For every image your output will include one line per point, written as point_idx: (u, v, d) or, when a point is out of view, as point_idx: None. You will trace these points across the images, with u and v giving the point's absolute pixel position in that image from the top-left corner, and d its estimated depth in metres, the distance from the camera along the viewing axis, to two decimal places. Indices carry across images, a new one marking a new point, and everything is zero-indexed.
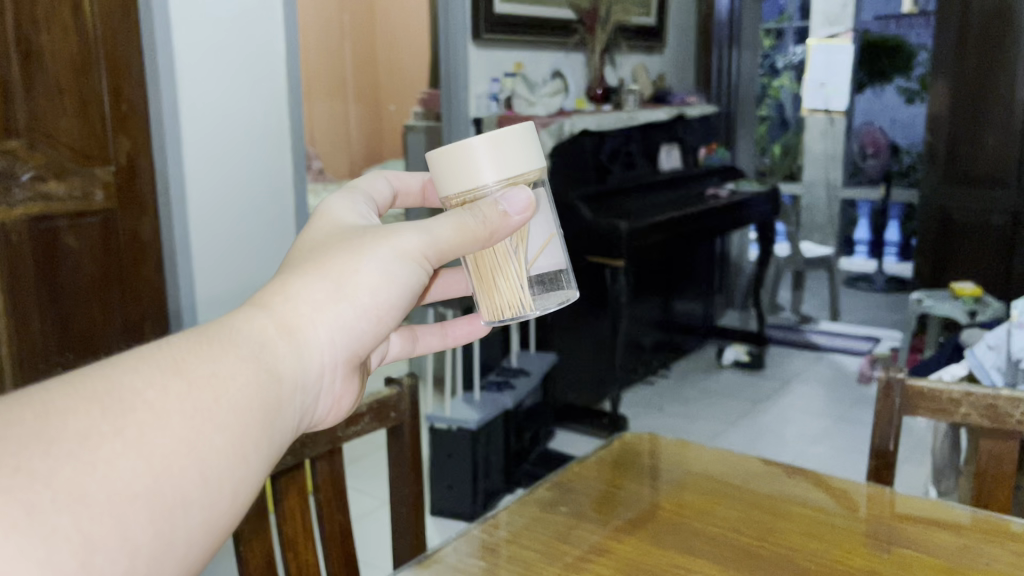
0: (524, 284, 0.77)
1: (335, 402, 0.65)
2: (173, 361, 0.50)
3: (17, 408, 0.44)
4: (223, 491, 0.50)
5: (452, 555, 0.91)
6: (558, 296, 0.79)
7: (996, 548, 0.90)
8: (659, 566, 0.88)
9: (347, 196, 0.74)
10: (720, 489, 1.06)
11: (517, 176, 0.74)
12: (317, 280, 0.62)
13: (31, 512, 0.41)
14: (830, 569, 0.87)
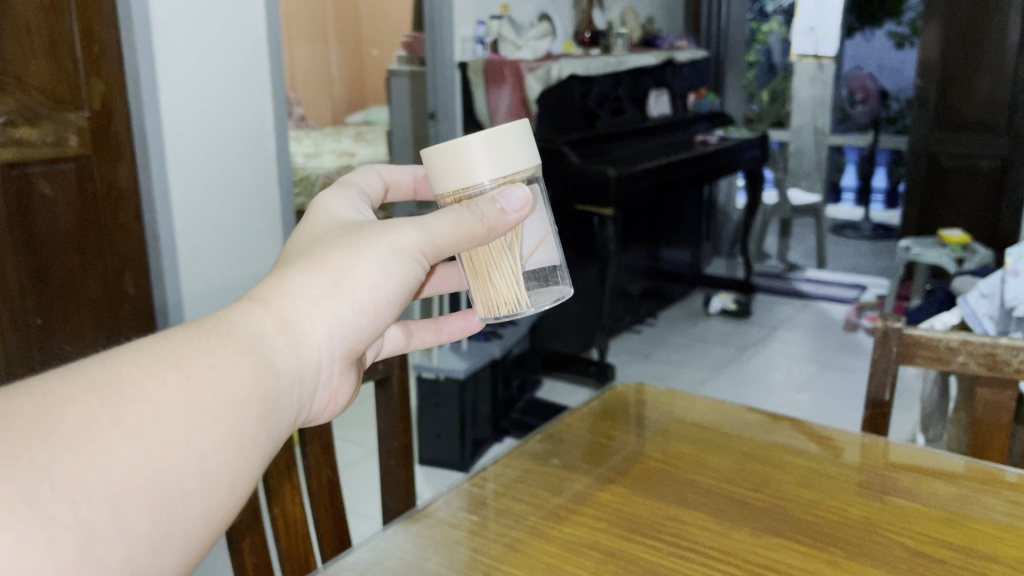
0: (518, 281, 0.68)
1: (331, 401, 0.56)
2: (169, 352, 0.43)
3: (13, 398, 0.37)
4: (228, 491, 0.43)
5: (443, 509, 0.89)
6: (553, 297, 0.71)
7: (993, 497, 0.89)
8: (654, 519, 0.86)
9: (341, 190, 0.65)
10: (713, 439, 1.04)
11: (515, 174, 0.64)
12: (313, 271, 0.53)
13: (30, 500, 0.35)
14: (824, 519, 0.85)
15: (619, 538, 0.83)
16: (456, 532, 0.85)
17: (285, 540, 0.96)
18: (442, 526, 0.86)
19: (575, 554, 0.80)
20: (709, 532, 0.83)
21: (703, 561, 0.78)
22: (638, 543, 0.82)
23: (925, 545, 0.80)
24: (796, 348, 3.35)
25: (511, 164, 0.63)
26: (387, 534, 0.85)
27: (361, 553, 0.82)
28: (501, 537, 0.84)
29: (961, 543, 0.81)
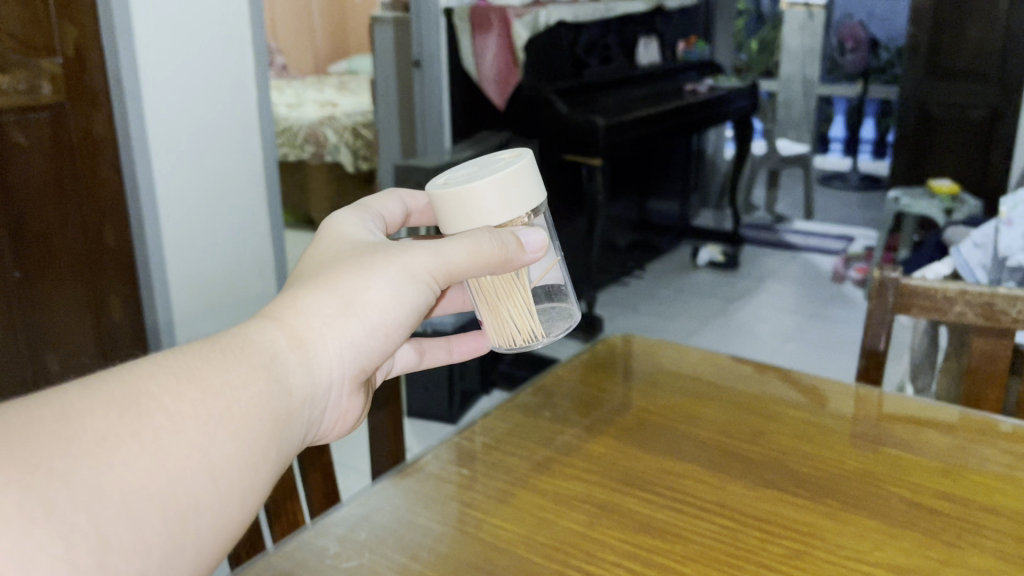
0: (532, 314, 0.70)
1: (342, 417, 0.57)
2: (185, 368, 0.44)
3: (36, 407, 0.39)
4: (236, 505, 0.45)
5: (433, 463, 0.88)
6: (566, 313, 0.73)
7: (990, 448, 0.88)
8: (649, 472, 0.85)
9: (355, 213, 0.66)
10: (706, 391, 1.03)
11: (525, 213, 0.66)
12: (325, 290, 0.54)
13: (49, 509, 0.37)
14: (820, 471, 0.84)
15: (612, 491, 0.81)
16: (447, 486, 0.84)
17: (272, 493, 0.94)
18: (433, 480, 0.85)
19: (569, 507, 0.79)
20: (703, 485, 0.82)
21: (698, 514, 0.77)
22: (633, 496, 0.80)
23: (922, 497, 0.79)
24: (783, 300, 3.34)
25: (523, 204, 0.65)
26: (376, 489, 0.83)
27: (350, 509, 0.80)
28: (493, 491, 0.82)
29: (958, 493, 0.80)
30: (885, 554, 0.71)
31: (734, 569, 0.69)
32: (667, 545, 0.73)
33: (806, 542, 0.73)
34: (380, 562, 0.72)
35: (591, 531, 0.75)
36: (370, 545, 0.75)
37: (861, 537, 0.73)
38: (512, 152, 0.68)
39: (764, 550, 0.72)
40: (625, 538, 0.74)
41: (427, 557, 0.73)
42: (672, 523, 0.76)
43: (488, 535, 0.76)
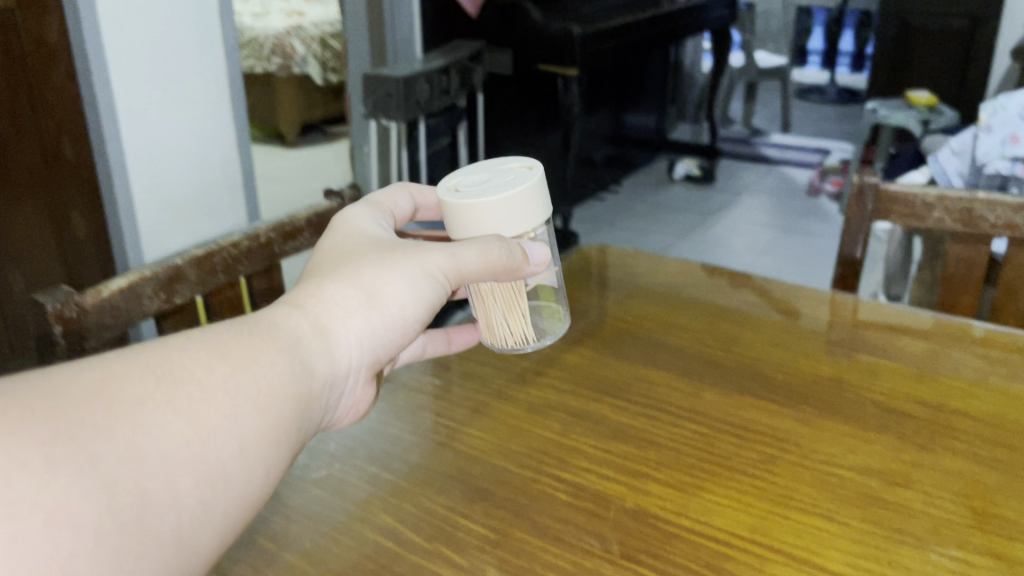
0: (528, 319, 0.67)
1: (353, 406, 0.57)
2: (216, 343, 0.45)
3: (76, 371, 0.39)
4: (262, 471, 0.44)
5: (405, 373, 0.86)
6: (555, 317, 0.72)
7: (964, 353, 0.88)
8: (623, 382, 0.84)
9: (370, 211, 0.64)
10: (682, 300, 1.02)
11: (533, 226, 0.62)
12: (347, 282, 0.54)
13: (92, 461, 0.36)
14: (794, 378, 0.84)
15: (587, 400, 0.81)
16: (420, 397, 0.82)
17: None
18: (404, 391, 0.83)
19: (542, 417, 0.78)
20: (678, 393, 0.81)
21: (673, 421, 0.77)
22: (607, 405, 0.80)
23: (895, 401, 0.79)
24: (758, 214, 3.33)
25: (534, 220, 0.61)
26: None
27: None
28: (465, 401, 0.81)
29: (930, 398, 0.80)
30: (857, 458, 0.71)
31: (709, 475, 0.69)
32: (639, 451, 0.72)
33: (781, 447, 0.73)
34: (351, 474, 0.71)
35: (564, 439, 0.74)
36: (340, 457, 0.73)
37: (835, 442, 0.73)
38: (523, 160, 0.63)
39: (738, 455, 0.72)
40: (598, 446, 0.73)
41: (399, 467, 0.72)
42: (647, 431, 0.75)
43: (462, 444, 0.74)
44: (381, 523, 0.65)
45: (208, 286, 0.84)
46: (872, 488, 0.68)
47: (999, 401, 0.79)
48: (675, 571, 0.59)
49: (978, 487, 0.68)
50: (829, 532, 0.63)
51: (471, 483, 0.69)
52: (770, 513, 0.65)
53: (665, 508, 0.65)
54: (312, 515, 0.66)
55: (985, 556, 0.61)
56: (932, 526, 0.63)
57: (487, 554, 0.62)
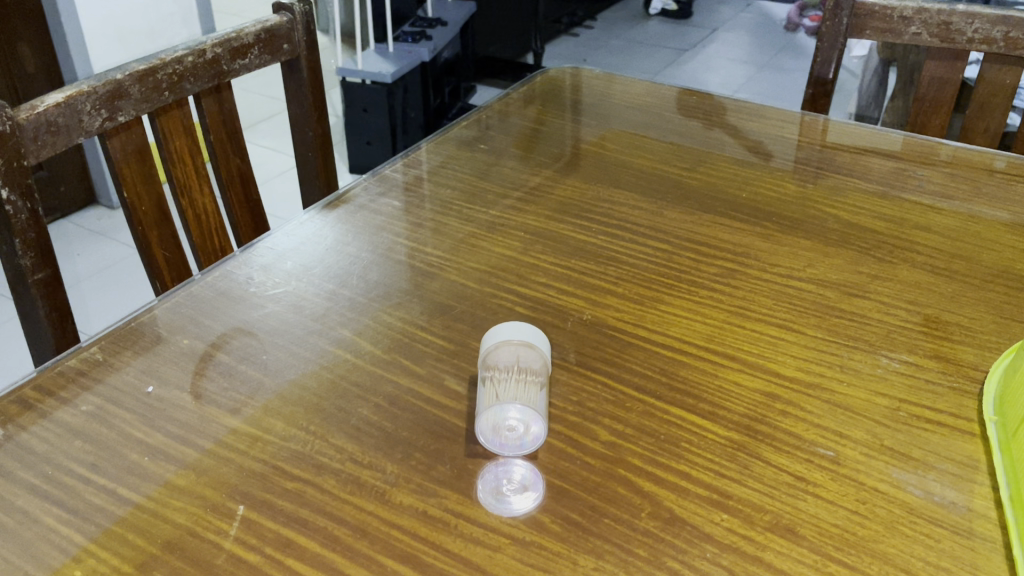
0: (520, 396, 0.55)
1: None
2: None
3: None
4: None
5: (364, 196, 0.84)
6: (515, 437, 0.55)
7: (932, 171, 0.87)
8: (589, 203, 0.82)
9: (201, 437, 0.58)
10: (651, 123, 0.99)
11: (536, 382, 0.57)
12: None
13: None
14: (761, 199, 0.83)
15: (548, 220, 0.80)
16: (379, 218, 0.81)
17: (198, 232, 0.87)
18: (364, 211, 0.82)
19: (502, 236, 0.77)
20: (640, 211, 0.81)
21: (633, 239, 0.77)
22: (568, 225, 0.79)
23: (860, 217, 0.79)
24: (734, 49, 3.25)
25: (535, 374, 0.58)
26: (304, 220, 0.80)
27: (275, 239, 0.77)
28: (425, 222, 0.80)
29: (892, 214, 0.79)
30: (817, 271, 0.71)
31: (669, 289, 0.70)
32: (598, 268, 0.73)
33: (741, 262, 0.73)
34: (308, 290, 0.70)
35: (526, 257, 0.74)
36: (296, 274, 0.72)
37: (796, 257, 0.73)
38: (512, 459, 0.54)
39: (699, 270, 0.72)
40: (558, 264, 0.73)
41: (357, 284, 0.71)
42: (608, 248, 0.75)
43: (421, 263, 0.74)
44: (339, 337, 0.65)
45: (153, 103, 0.80)
46: (828, 299, 0.68)
47: (960, 216, 0.79)
48: (630, 378, 0.61)
49: (930, 296, 0.68)
50: (785, 340, 0.64)
51: (430, 299, 0.69)
52: (726, 321, 0.66)
53: (624, 322, 0.66)
54: (267, 329, 0.66)
55: (933, 359, 0.62)
56: (885, 333, 0.65)
57: (444, 364, 0.62)
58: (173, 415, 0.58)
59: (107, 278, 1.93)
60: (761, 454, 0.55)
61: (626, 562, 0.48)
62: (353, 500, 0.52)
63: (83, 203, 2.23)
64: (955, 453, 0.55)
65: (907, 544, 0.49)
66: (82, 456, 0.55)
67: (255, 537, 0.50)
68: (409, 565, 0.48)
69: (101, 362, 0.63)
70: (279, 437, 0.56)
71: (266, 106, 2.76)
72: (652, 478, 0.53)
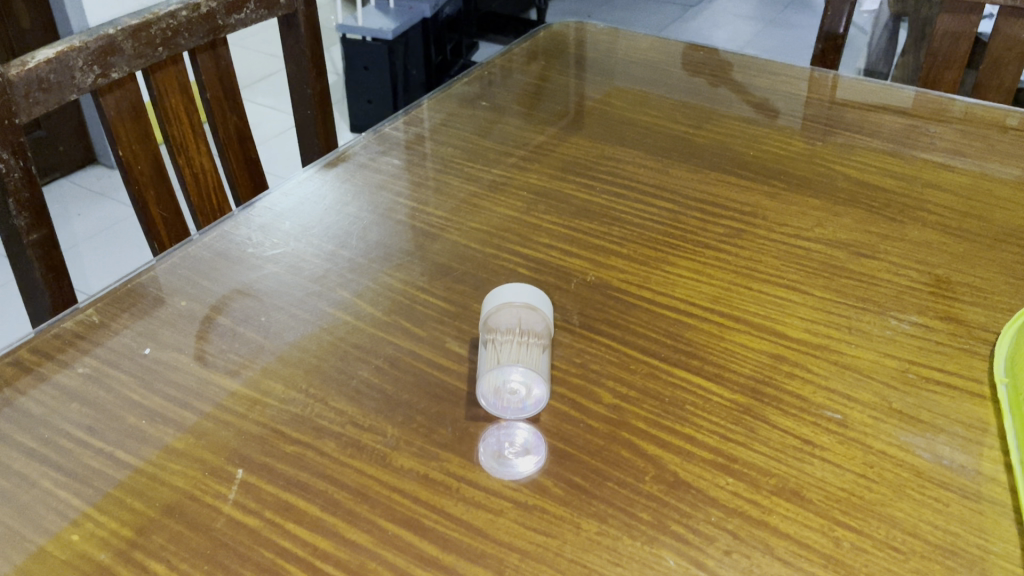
0: (522, 360, 0.54)
1: None
2: None
3: None
4: None
5: (364, 154, 0.83)
6: (518, 401, 0.54)
7: (944, 128, 0.85)
8: (594, 161, 0.81)
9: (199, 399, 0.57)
10: (656, 79, 0.97)
11: (538, 345, 0.56)
12: None
13: None
14: (768, 157, 0.81)
15: (551, 179, 0.78)
16: (379, 176, 0.79)
17: (195, 191, 0.86)
18: (364, 170, 0.80)
19: (505, 196, 0.76)
20: (645, 170, 0.79)
21: (639, 198, 0.75)
22: (572, 184, 0.78)
23: (870, 175, 0.77)
24: (741, 5, 3.19)
25: (537, 336, 0.57)
26: (303, 179, 0.78)
27: (274, 198, 0.76)
28: (427, 181, 0.78)
29: (902, 171, 0.78)
30: (825, 231, 0.70)
31: (674, 250, 0.69)
32: (603, 229, 0.71)
33: (748, 222, 0.72)
34: (307, 251, 0.69)
35: (529, 217, 0.73)
36: (295, 235, 0.71)
37: (805, 216, 0.72)
38: (514, 422, 0.54)
39: (705, 230, 0.71)
40: (561, 224, 0.72)
41: (357, 244, 0.70)
42: (612, 208, 0.74)
43: (422, 223, 0.72)
44: (339, 298, 0.64)
45: (147, 59, 0.78)
46: (837, 259, 0.67)
47: (972, 174, 0.77)
48: (635, 341, 0.60)
49: (941, 256, 0.67)
50: (793, 302, 0.63)
51: (431, 260, 0.68)
52: (732, 283, 0.65)
53: (629, 283, 0.65)
54: (266, 291, 0.65)
55: (943, 321, 0.61)
56: (894, 293, 0.63)
57: (446, 326, 0.61)
58: (171, 377, 0.57)
59: (108, 238, 1.92)
60: (768, 417, 0.54)
61: (630, 526, 0.47)
62: (354, 464, 0.51)
63: (83, 162, 2.21)
64: (965, 416, 0.54)
65: (915, 509, 0.48)
66: (79, 419, 0.54)
67: (254, 501, 0.49)
68: (411, 529, 0.47)
69: (98, 324, 0.62)
70: (278, 399, 0.56)
71: (265, 63, 2.72)
72: (657, 442, 0.52)
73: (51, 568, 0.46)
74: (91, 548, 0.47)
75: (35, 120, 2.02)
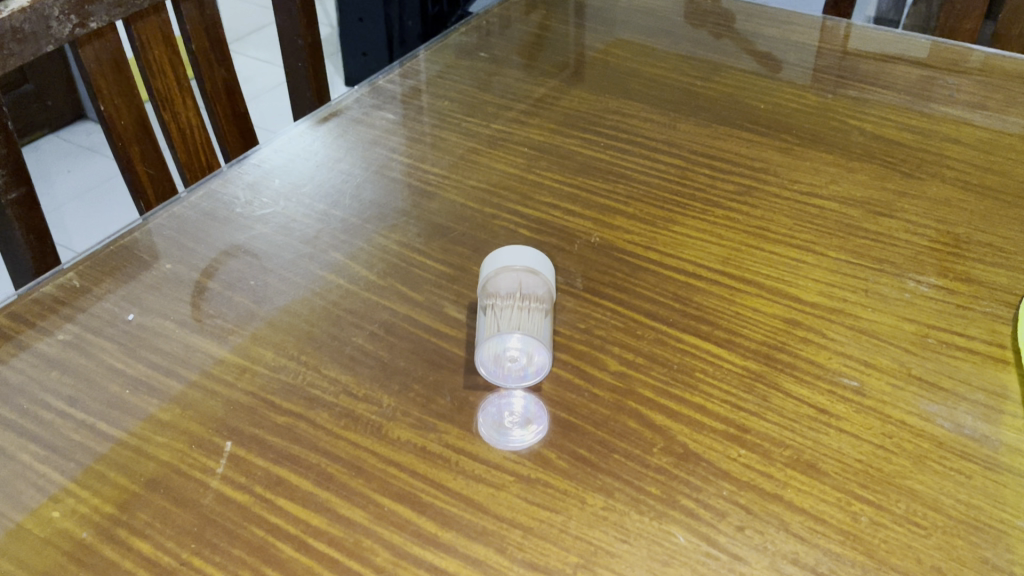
0: (523, 326, 0.52)
1: None
2: None
3: None
4: None
5: (356, 109, 0.79)
6: (518, 370, 0.52)
7: (963, 80, 0.81)
8: (597, 115, 0.78)
9: None
10: (662, 29, 0.93)
11: (540, 311, 0.54)
12: None
13: None
14: (781, 111, 0.77)
15: (553, 134, 0.75)
16: (373, 131, 0.76)
17: (182, 147, 0.83)
18: (356, 125, 0.77)
19: (504, 152, 0.73)
20: (651, 124, 0.76)
21: (645, 154, 0.72)
22: (574, 139, 0.74)
23: (887, 130, 0.74)
24: None
25: (537, 302, 0.54)
26: (293, 133, 0.75)
27: (263, 155, 0.72)
28: (423, 136, 0.75)
29: (919, 125, 0.74)
30: (840, 188, 0.67)
31: (682, 209, 0.66)
32: (607, 186, 0.68)
33: (759, 179, 0.69)
34: (297, 211, 0.66)
35: (529, 174, 0.70)
36: (285, 194, 0.68)
37: (818, 172, 0.69)
38: (515, 391, 0.51)
39: (714, 188, 0.68)
40: (563, 181, 0.69)
41: (350, 204, 0.67)
42: (617, 164, 0.71)
43: (418, 180, 0.69)
44: (331, 261, 0.61)
45: (127, 8, 0.74)
46: (852, 217, 0.64)
47: (991, 128, 0.74)
48: (641, 305, 0.57)
49: (960, 214, 0.64)
50: (807, 263, 0.60)
51: (428, 220, 0.65)
52: (744, 244, 0.62)
53: (636, 244, 0.62)
54: (255, 253, 0.62)
55: (963, 283, 0.58)
56: (912, 253, 0.61)
57: (443, 290, 0.59)
58: (157, 345, 0.55)
59: (99, 196, 1.89)
60: (780, 384, 0.51)
61: (637, 501, 0.45)
62: (347, 435, 0.49)
63: (73, 117, 2.17)
64: (986, 382, 0.52)
65: (936, 481, 0.46)
66: (59, 388, 0.52)
67: (244, 475, 0.47)
68: (408, 505, 0.45)
69: (80, 289, 0.59)
70: (269, 367, 0.53)
71: (257, 15, 2.66)
72: (665, 411, 0.50)
73: (31, 547, 0.44)
74: (73, 526, 0.44)
75: (21, 76, 1.96)
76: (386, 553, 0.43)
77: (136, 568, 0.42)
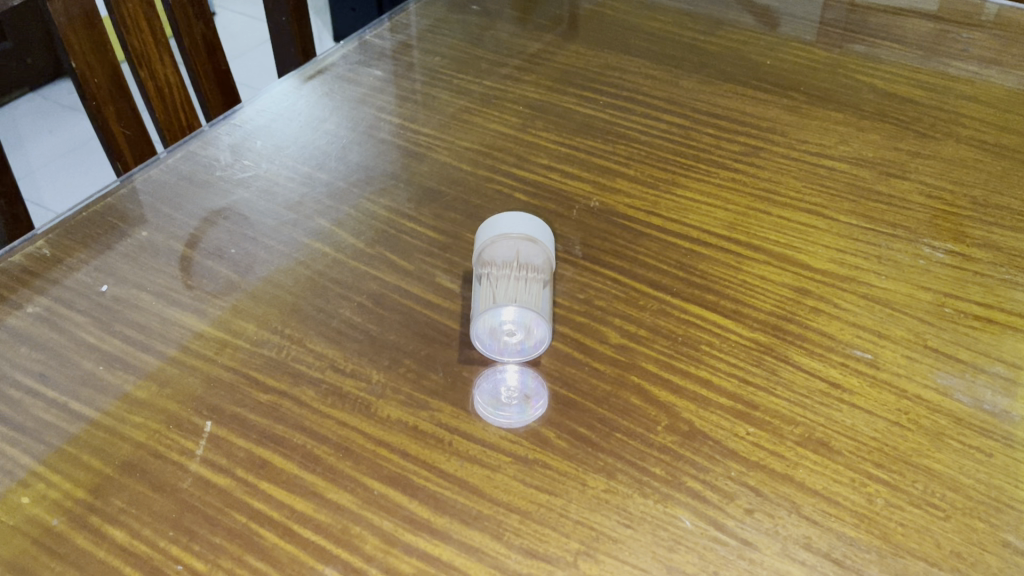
0: (520, 295, 0.49)
1: None
2: None
3: None
4: None
5: (343, 65, 0.75)
6: (515, 343, 0.49)
7: (977, 33, 0.78)
8: (595, 72, 0.74)
9: None
10: None
11: (538, 280, 0.51)
12: None
13: None
14: (787, 67, 0.74)
15: (549, 92, 0.72)
16: (360, 89, 0.72)
17: (160, 106, 0.79)
18: (342, 83, 0.73)
19: (498, 111, 0.69)
20: (652, 81, 0.72)
21: (646, 113, 0.69)
22: (571, 97, 0.71)
23: (899, 87, 0.71)
24: None
25: (535, 270, 0.51)
26: (277, 92, 0.71)
27: (245, 114, 0.69)
28: (413, 94, 0.71)
29: (933, 81, 0.71)
30: (850, 148, 0.64)
31: (686, 170, 0.63)
32: (607, 147, 0.65)
33: (766, 139, 0.65)
34: (281, 174, 0.63)
35: (524, 135, 0.67)
36: (269, 156, 0.65)
37: (827, 131, 0.66)
38: (511, 364, 0.49)
39: (719, 147, 0.65)
40: (560, 141, 0.66)
41: (336, 166, 0.64)
42: (617, 123, 0.68)
43: (407, 142, 0.66)
44: (316, 228, 0.58)
45: None
46: (864, 179, 0.61)
47: (1008, 84, 0.71)
48: (644, 274, 0.54)
49: (977, 175, 0.61)
50: (817, 228, 0.57)
51: (418, 184, 0.62)
52: (752, 208, 0.59)
53: (637, 209, 0.59)
54: (237, 218, 0.59)
55: (982, 248, 0.56)
56: (927, 217, 0.58)
57: (435, 259, 0.56)
58: (132, 318, 0.52)
59: (83, 158, 1.84)
60: (790, 357, 0.49)
61: (641, 483, 0.43)
62: (334, 414, 0.46)
63: (53, 77, 2.11)
64: (1005, 354, 0.49)
65: (954, 460, 0.44)
66: (29, 366, 0.49)
67: (225, 457, 0.44)
68: (399, 489, 0.43)
69: (50, 258, 0.56)
70: (251, 341, 0.50)
71: None
72: (669, 387, 0.47)
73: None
74: (43, 514, 0.42)
75: None
76: (375, 540, 0.41)
77: (111, 559, 0.40)
